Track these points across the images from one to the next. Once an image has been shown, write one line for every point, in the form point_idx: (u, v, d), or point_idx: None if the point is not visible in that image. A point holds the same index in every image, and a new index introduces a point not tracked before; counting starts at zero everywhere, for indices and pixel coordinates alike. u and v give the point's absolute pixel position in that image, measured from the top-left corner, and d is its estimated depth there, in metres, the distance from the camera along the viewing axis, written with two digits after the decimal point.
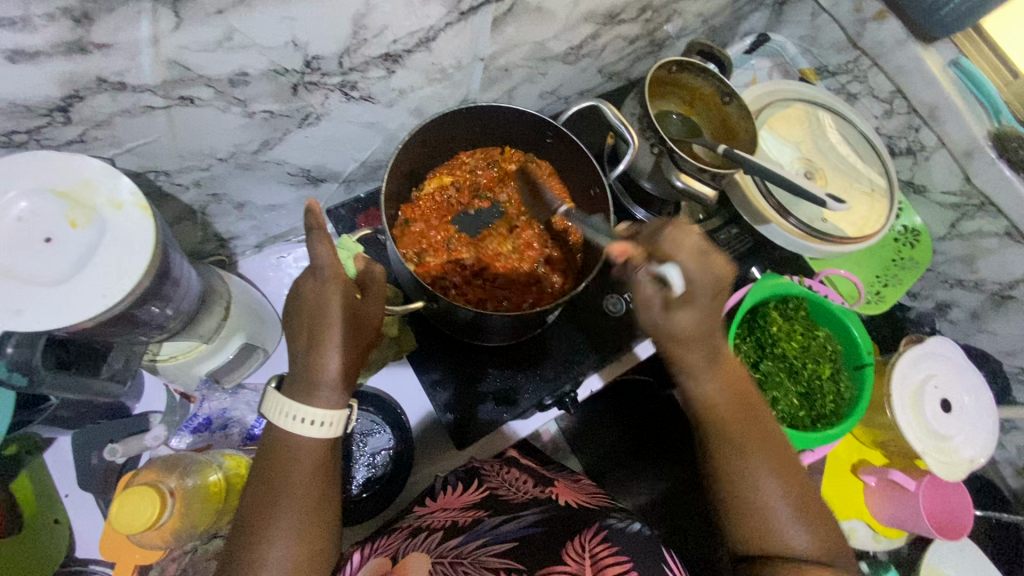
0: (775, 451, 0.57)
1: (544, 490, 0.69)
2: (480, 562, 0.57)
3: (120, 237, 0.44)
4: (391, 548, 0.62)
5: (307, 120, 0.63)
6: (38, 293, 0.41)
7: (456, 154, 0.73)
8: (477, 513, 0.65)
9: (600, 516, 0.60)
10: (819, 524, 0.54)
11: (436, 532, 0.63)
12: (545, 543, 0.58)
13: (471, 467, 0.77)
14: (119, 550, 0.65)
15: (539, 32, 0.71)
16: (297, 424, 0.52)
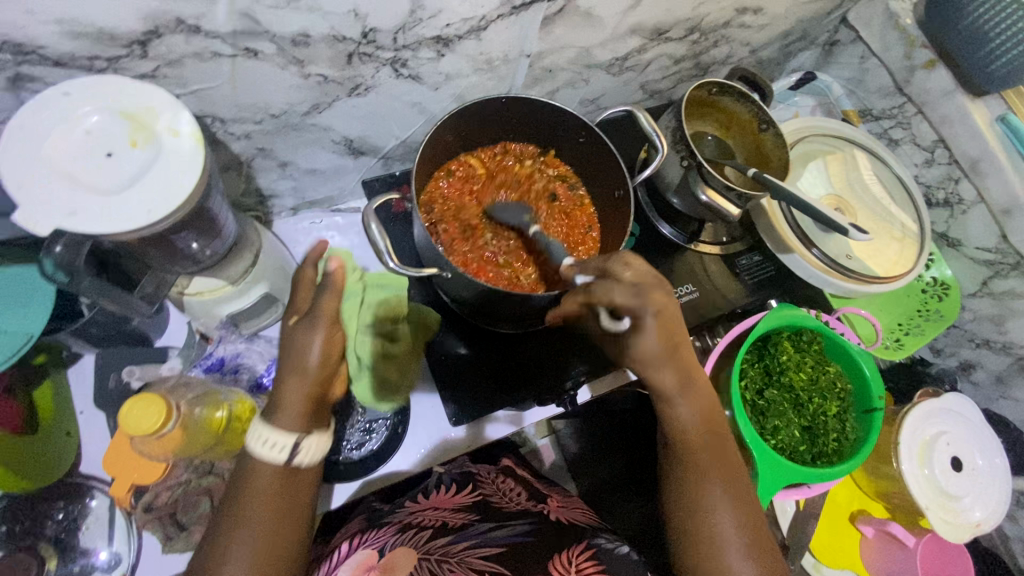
0: (733, 487, 0.60)
1: (536, 504, 0.75)
2: (466, 562, 0.62)
3: (172, 161, 0.48)
4: (380, 541, 0.65)
5: (356, 90, 0.67)
6: (92, 199, 0.46)
7: (492, 141, 0.76)
8: (467, 517, 0.69)
9: (591, 534, 0.68)
10: None
11: (425, 530, 0.67)
12: (534, 554, 0.63)
13: (468, 470, 0.80)
14: (127, 463, 0.65)
15: (587, 37, 0.74)
16: (258, 445, 0.54)
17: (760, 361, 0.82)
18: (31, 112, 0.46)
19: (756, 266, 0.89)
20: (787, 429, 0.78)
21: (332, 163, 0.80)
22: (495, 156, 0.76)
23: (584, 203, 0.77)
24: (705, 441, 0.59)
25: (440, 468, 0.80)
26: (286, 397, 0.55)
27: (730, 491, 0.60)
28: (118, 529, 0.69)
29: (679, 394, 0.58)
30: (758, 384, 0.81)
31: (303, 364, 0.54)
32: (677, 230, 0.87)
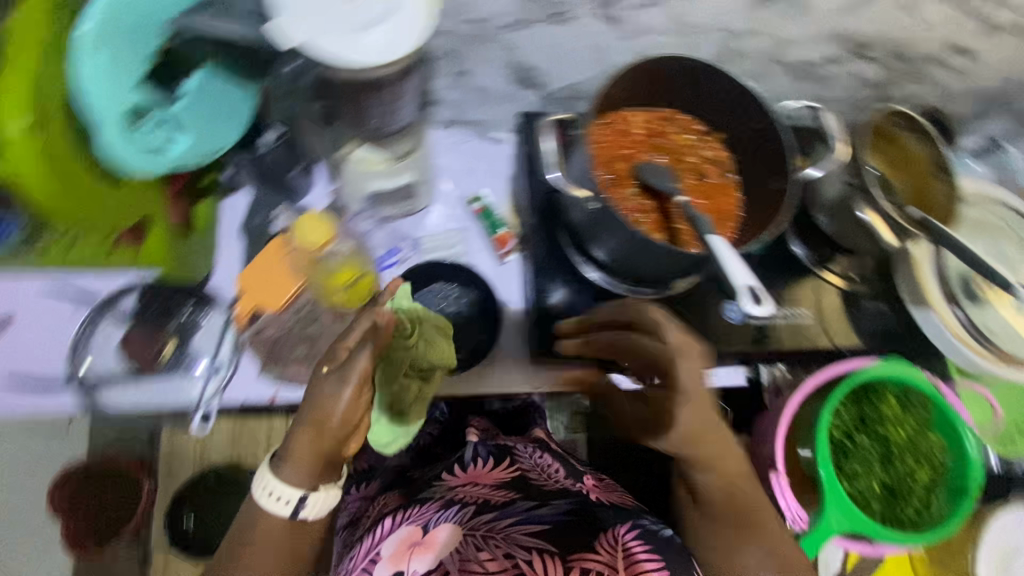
0: (743, 488, 0.69)
1: (574, 483, 0.76)
2: (512, 538, 0.66)
3: (406, 16, 0.51)
4: (421, 518, 0.71)
5: (556, 16, 0.69)
6: (336, 29, 0.50)
7: (659, 104, 0.76)
8: (507, 497, 0.72)
9: (636, 514, 0.70)
10: None
11: (468, 506, 0.71)
12: (577, 531, 0.66)
13: (504, 444, 0.86)
14: (268, 278, 0.77)
15: (789, 28, 0.73)
16: (264, 497, 0.58)
17: (856, 406, 0.78)
18: None
19: (877, 316, 0.87)
20: (867, 478, 0.76)
21: (501, 88, 0.83)
22: (658, 119, 0.76)
23: (731, 190, 0.76)
24: (710, 452, 0.68)
25: (477, 434, 0.85)
26: (316, 425, 0.57)
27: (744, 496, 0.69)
28: (224, 348, 0.76)
29: (690, 402, 0.67)
30: (848, 428, 0.78)
31: (320, 444, 0.58)
32: (808, 252, 0.85)
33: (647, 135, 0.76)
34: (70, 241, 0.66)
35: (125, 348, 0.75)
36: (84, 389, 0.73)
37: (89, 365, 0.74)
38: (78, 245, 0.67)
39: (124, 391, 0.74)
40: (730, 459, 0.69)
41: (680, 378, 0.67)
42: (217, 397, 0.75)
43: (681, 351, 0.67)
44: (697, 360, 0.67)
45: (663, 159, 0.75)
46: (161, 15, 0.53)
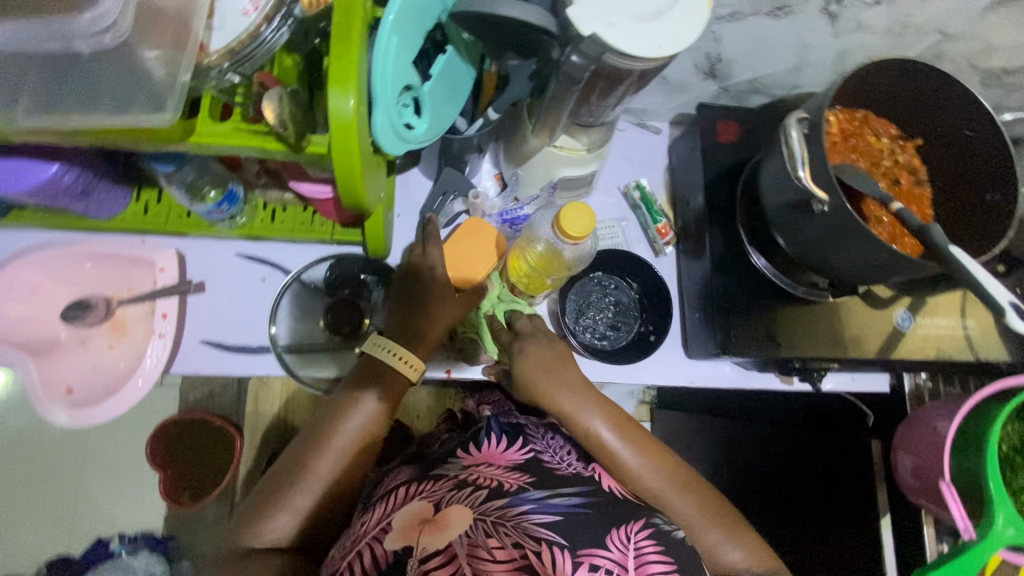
0: (683, 484, 0.65)
1: (591, 467, 0.69)
2: (522, 528, 0.57)
3: (687, 7, 0.51)
4: (435, 495, 0.61)
5: (778, 10, 0.68)
6: (626, 19, 0.50)
7: (858, 107, 0.74)
8: (521, 479, 0.63)
9: (647, 511, 0.61)
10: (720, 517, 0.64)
11: (480, 489, 0.61)
12: (588, 524, 0.58)
13: (516, 419, 0.77)
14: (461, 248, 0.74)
15: (1008, 35, 0.71)
16: (389, 357, 0.66)
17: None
18: None
19: None
20: None
21: (682, 78, 0.82)
22: (856, 122, 0.74)
23: (924, 198, 0.74)
24: (627, 477, 0.65)
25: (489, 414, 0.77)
26: (412, 314, 0.68)
27: (679, 483, 0.65)
28: None
29: (580, 412, 0.65)
30: (1015, 442, 0.78)
31: (412, 318, 0.68)
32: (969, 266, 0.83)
33: (851, 136, 0.74)
34: (277, 207, 0.72)
35: (329, 320, 0.76)
36: (278, 357, 0.74)
37: (281, 335, 0.74)
38: (283, 214, 0.72)
39: (314, 362, 0.75)
40: (658, 462, 0.65)
41: (560, 399, 0.65)
42: None
43: (560, 375, 0.66)
44: (571, 375, 0.67)
45: (866, 162, 0.73)
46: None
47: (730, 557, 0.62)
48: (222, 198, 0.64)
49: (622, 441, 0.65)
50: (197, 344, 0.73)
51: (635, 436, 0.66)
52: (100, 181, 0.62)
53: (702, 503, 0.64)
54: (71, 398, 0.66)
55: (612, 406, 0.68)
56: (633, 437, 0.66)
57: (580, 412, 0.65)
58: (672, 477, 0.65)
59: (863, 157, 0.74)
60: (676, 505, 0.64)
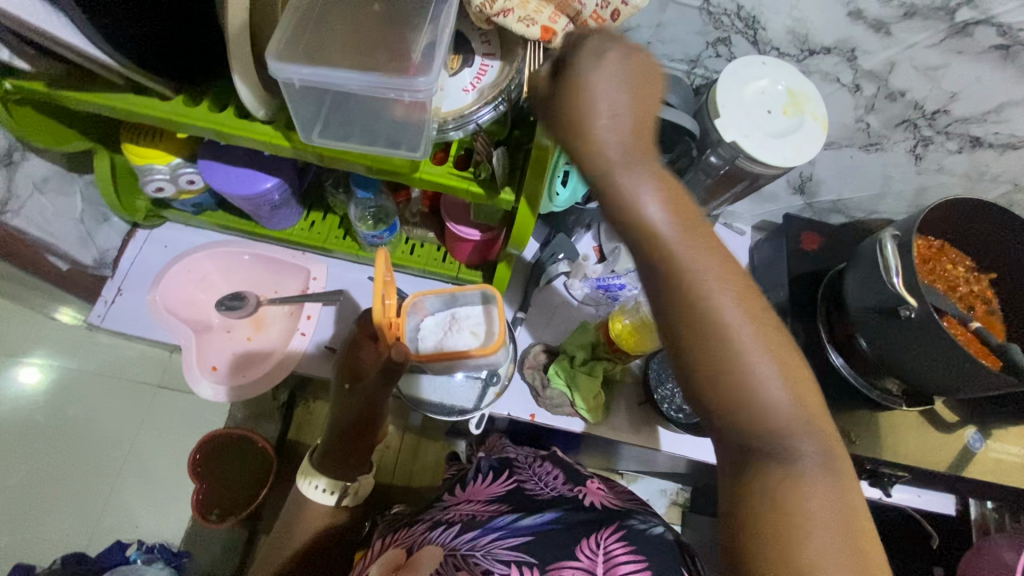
0: (772, 341, 0.38)
1: (572, 488, 0.77)
2: (491, 552, 0.62)
3: (809, 132, 0.63)
4: (409, 541, 0.70)
5: (869, 146, 0.80)
6: (759, 133, 0.62)
7: (935, 237, 0.83)
8: (498, 509, 0.71)
9: (623, 515, 0.67)
10: (797, 376, 0.39)
11: (453, 526, 0.69)
12: (558, 540, 0.63)
13: (506, 457, 0.88)
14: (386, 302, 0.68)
15: None
16: (314, 492, 0.73)
17: None
18: (743, 64, 0.63)
19: None
20: None
21: (774, 190, 0.93)
22: (934, 251, 0.83)
23: (998, 324, 0.81)
24: (691, 289, 0.37)
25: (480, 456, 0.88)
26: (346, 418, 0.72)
27: (781, 370, 0.38)
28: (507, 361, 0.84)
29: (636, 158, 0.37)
30: None
31: (337, 429, 0.72)
32: None
33: (930, 262, 0.83)
34: (417, 243, 0.84)
35: None
36: None
37: None
38: (420, 249, 0.83)
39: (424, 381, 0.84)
40: (740, 287, 0.37)
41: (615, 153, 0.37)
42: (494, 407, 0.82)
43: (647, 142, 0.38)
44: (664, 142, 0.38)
45: (944, 287, 0.82)
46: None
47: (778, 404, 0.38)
48: (382, 227, 0.75)
49: (712, 262, 0.37)
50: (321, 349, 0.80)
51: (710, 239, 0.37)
52: (291, 197, 0.75)
53: (784, 376, 0.38)
54: (217, 374, 0.77)
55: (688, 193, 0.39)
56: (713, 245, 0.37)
57: (623, 167, 0.37)
58: (772, 346, 0.38)
59: (941, 281, 0.82)
60: (750, 367, 0.37)
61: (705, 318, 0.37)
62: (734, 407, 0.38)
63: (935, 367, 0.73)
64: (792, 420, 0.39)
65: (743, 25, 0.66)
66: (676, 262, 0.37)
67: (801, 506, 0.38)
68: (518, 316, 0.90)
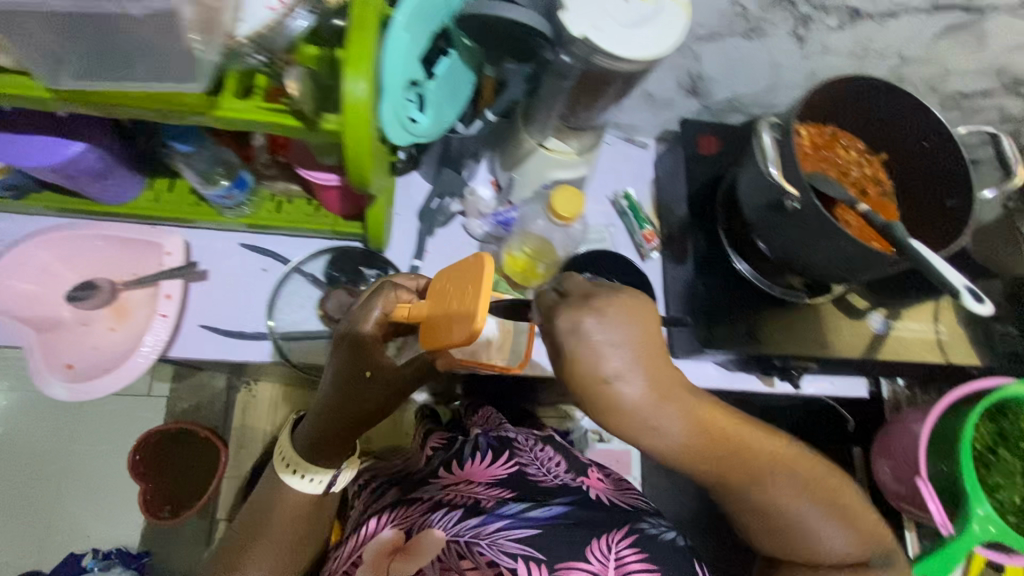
0: (797, 463, 0.58)
1: (574, 478, 0.83)
2: (496, 544, 0.65)
3: (668, 19, 0.57)
4: (408, 520, 0.75)
5: (751, 32, 0.75)
6: (612, 24, 0.56)
7: (827, 121, 0.80)
8: (500, 495, 0.75)
9: (635, 519, 0.71)
10: (828, 506, 0.59)
11: (456, 510, 0.72)
12: (565, 537, 0.66)
13: (504, 435, 0.92)
14: (442, 298, 0.58)
15: (958, 60, 0.78)
16: (303, 483, 0.72)
17: (995, 422, 0.81)
18: None
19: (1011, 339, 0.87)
20: (1010, 491, 0.78)
21: (667, 95, 0.88)
22: (825, 136, 0.80)
23: (889, 207, 0.79)
24: (725, 463, 0.55)
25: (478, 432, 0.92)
26: (340, 406, 0.66)
27: (793, 478, 0.58)
28: None
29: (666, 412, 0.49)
30: (987, 442, 0.80)
31: (329, 412, 0.67)
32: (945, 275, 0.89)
33: (820, 148, 0.80)
34: (283, 200, 0.76)
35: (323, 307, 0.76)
36: (275, 344, 0.76)
37: (277, 322, 0.77)
38: (287, 206, 0.76)
39: (309, 350, 0.77)
40: (759, 447, 0.56)
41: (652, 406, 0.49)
42: None
43: (668, 376, 0.50)
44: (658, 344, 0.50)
45: (837, 172, 0.80)
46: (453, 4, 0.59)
47: (829, 541, 0.59)
48: (232, 183, 0.68)
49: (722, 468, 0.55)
50: (196, 329, 0.75)
51: (745, 446, 0.56)
52: (118, 164, 0.66)
53: (812, 494, 0.58)
54: (71, 372, 0.69)
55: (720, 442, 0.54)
56: (732, 443, 0.55)
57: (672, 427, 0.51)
58: (797, 486, 0.58)
59: (833, 167, 0.80)
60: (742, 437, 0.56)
61: (744, 478, 0.57)
62: (766, 519, 0.59)
63: (830, 257, 0.71)
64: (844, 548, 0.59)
65: None
66: (698, 456, 0.54)
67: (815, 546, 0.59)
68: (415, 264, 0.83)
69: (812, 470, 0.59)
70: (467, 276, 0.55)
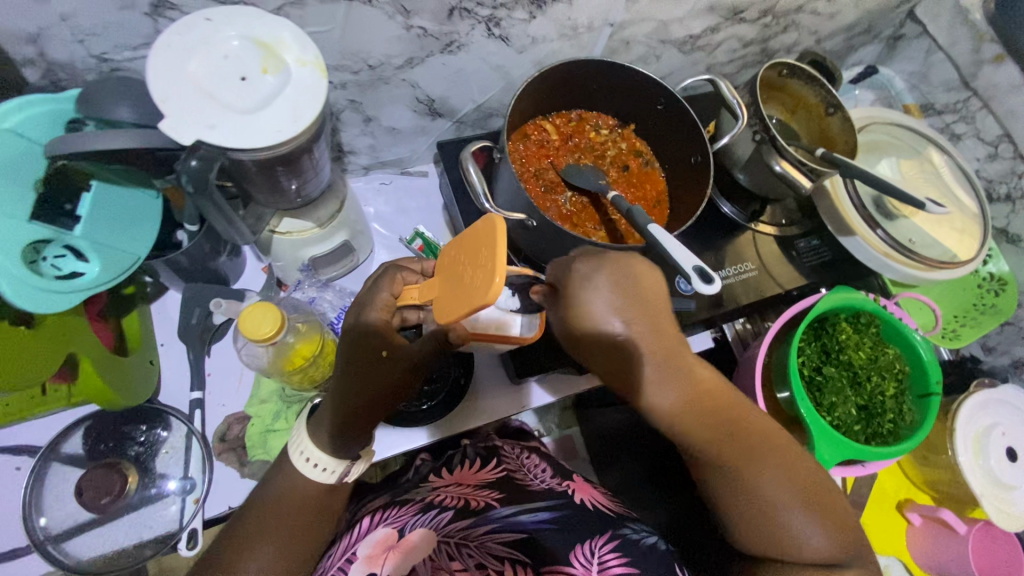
0: (790, 461, 0.57)
1: (561, 483, 0.72)
2: (485, 547, 0.60)
3: (301, 89, 0.50)
4: (400, 522, 0.65)
5: (449, 47, 0.69)
6: (230, 113, 0.48)
7: (568, 108, 0.78)
8: (489, 496, 0.67)
9: (616, 523, 0.64)
10: (822, 511, 0.55)
11: (445, 511, 0.66)
12: (554, 539, 0.60)
13: (492, 445, 0.84)
14: (452, 269, 0.52)
15: (667, 11, 0.76)
16: (303, 464, 0.60)
17: (817, 340, 0.83)
18: (176, 34, 0.48)
19: (814, 251, 0.89)
20: (844, 405, 0.79)
21: (409, 122, 0.82)
22: (570, 124, 0.78)
23: (655, 175, 0.79)
24: (718, 429, 0.56)
25: (467, 443, 0.85)
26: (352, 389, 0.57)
27: (779, 461, 0.56)
28: (190, 461, 0.72)
29: (669, 380, 0.54)
30: (815, 362, 0.82)
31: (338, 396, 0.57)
32: (738, 209, 0.88)
33: (568, 139, 0.78)
34: None
35: (84, 497, 0.69)
36: (44, 551, 0.67)
37: (48, 522, 0.69)
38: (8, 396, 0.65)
39: (96, 538, 0.70)
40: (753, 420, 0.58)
41: (647, 365, 0.54)
42: (198, 515, 0.69)
43: (666, 344, 0.54)
44: (658, 308, 0.53)
45: (594, 157, 0.78)
46: (39, 138, 0.49)
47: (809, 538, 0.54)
48: None
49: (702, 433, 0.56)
50: None
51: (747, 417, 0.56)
52: None
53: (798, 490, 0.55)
54: None
55: (708, 398, 0.56)
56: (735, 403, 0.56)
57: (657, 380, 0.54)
58: (788, 479, 0.56)
59: (586, 154, 0.78)
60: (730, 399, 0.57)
61: (739, 440, 0.56)
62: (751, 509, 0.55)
63: None
64: (829, 553, 0.54)
65: None
66: (693, 416, 0.55)
67: (799, 547, 0.54)
68: (193, 398, 0.72)
69: (805, 473, 0.57)
70: (475, 240, 0.50)
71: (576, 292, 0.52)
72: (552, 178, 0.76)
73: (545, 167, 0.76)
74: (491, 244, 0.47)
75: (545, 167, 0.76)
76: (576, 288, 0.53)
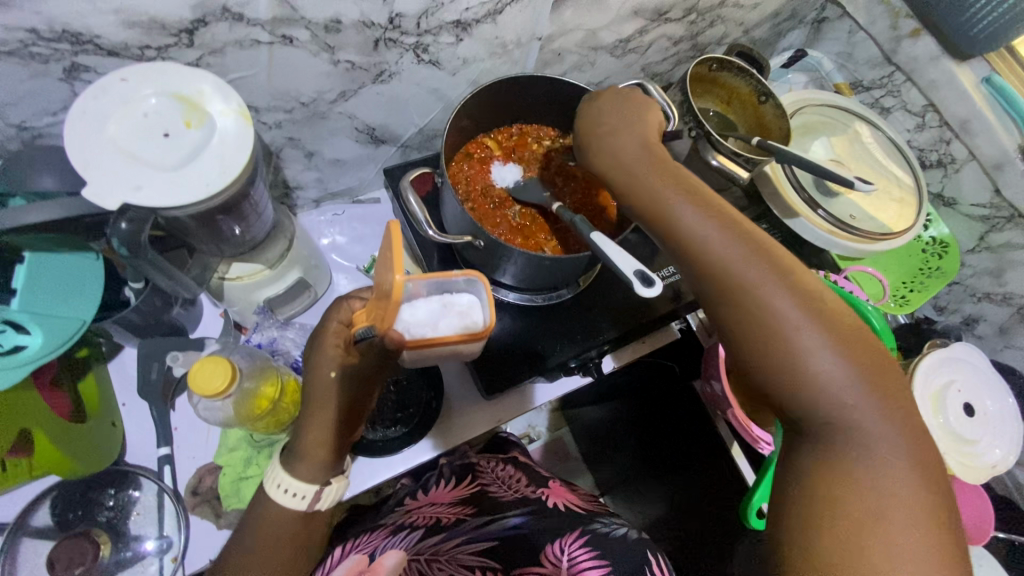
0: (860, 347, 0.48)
1: (534, 490, 0.73)
2: (457, 560, 0.59)
3: (227, 140, 0.50)
4: (373, 547, 0.64)
5: (380, 76, 0.69)
6: (156, 172, 0.48)
7: (507, 123, 0.79)
8: (461, 513, 0.68)
9: (586, 520, 0.65)
10: (893, 404, 0.47)
11: (418, 531, 0.66)
12: (522, 545, 0.60)
13: (468, 462, 0.84)
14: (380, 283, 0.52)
15: (593, 19, 0.78)
16: (279, 494, 0.58)
17: None
18: (91, 98, 0.48)
19: None
20: None
21: (352, 152, 0.82)
22: (512, 137, 0.80)
23: None
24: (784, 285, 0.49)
25: (444, 463, 0.85)
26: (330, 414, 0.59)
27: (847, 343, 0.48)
28: (164, 518, 0.71)
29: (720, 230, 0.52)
30: None
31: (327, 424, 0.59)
32: None
33: (510, 154, 0.79)
34: None
35: (55, 572, 0.67)
36: None
37: None
38: None
39: None
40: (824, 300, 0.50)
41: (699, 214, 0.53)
42: (178, 572, 0.69)
43: (724, 210, 0.53)
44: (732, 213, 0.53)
45: (539, 168, 0.79)
46: None
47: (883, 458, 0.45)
48: None
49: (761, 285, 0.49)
50: None
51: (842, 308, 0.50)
52: None
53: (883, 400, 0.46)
54: None
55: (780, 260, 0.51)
56: (827, 297, 0.50)
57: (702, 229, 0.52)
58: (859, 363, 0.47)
59: (529, 167, 0.79)
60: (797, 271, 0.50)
61: (804, 310, 0.48)
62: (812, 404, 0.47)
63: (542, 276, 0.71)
64: (886, 437, 0.46)
65: (69, 45, 0.49)
66: (755, 265, 0.50)
67: (856, 423, 0.46)
68: (161, 454, 0.72)
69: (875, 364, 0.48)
70: (379, 249, 0.50)
71: (642, 167, 0.56)
72: (496, 194, 0.76)
73: (489, 185, 0.77)
74: (388, 244, 0.47)
75: (489, 185, 0.77)
76: (620, 144, 0.59)
